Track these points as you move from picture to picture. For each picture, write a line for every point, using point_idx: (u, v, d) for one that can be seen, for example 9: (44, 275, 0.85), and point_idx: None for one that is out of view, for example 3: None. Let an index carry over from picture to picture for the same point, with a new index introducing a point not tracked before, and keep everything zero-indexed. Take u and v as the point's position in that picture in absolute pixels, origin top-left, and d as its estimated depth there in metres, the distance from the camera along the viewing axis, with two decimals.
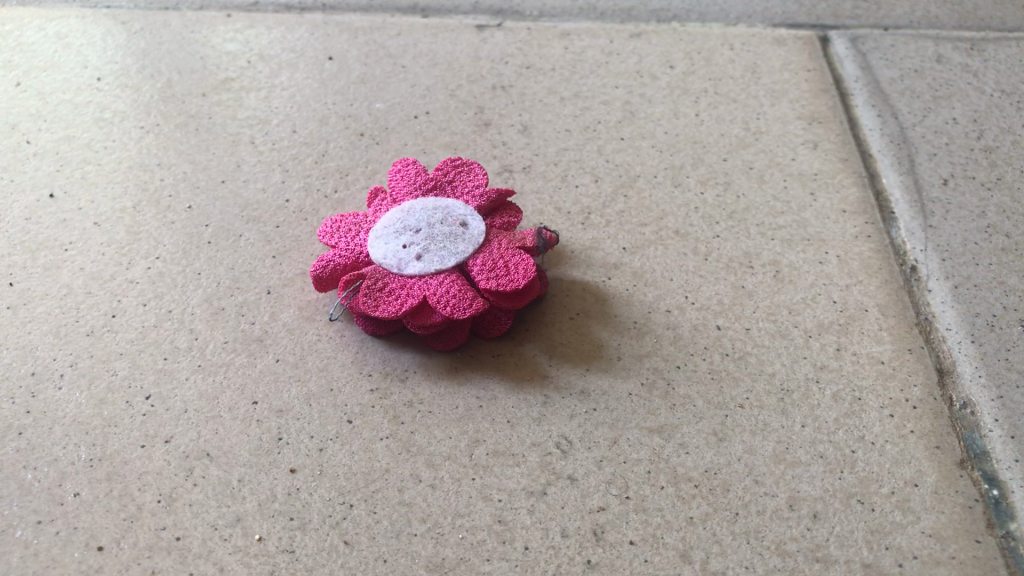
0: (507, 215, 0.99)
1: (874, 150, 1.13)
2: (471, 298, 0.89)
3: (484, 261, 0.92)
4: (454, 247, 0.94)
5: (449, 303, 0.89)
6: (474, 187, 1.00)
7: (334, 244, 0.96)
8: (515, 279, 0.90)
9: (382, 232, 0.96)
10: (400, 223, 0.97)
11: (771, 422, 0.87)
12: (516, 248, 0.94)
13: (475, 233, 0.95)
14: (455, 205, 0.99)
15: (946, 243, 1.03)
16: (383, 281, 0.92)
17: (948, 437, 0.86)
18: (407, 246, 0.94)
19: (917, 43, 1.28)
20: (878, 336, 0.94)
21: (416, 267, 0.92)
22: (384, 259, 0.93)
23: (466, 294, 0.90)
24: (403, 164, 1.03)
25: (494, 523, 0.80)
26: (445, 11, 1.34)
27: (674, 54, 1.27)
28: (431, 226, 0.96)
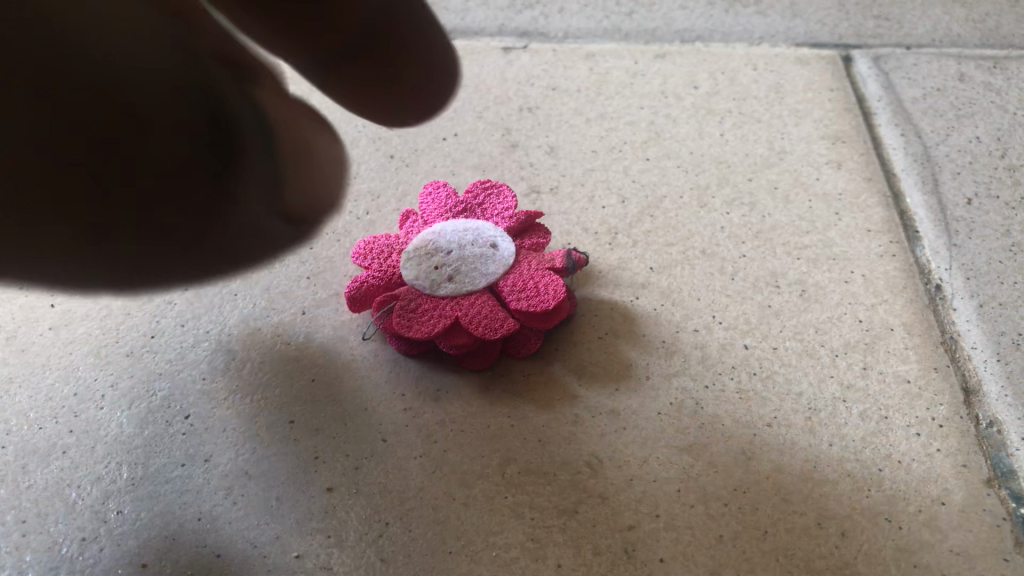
0: (535, 234, 1.01)
1: (898, 169, 1.14)
2: (501, 319, 0.92)
3: (514, 282, 0.95)
4: (484, 268, 0.96)
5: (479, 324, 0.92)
6: (503, 210, 1.02)
7: (365, 266, 0.98)
8: (545, 300, 0.93)
9: (413, 251, 0.98)
10: (431, 243, 0.99)
11: (798, 441, 0.89)
12: (545, 269, 0.96)
13: (506, 254, 0.97)
14: (486, 226, 1.01)
15: (970, 262, 1.03)
16: (416, 302, 0.94)
17: (975, 456, 0.87)
18: (439, 268, 0.96)
19: (940, 62, 1.29)
20: (904, 355, 0.95)
21: (447, 287, 0.94)
22: (417, 279, 0.95)
23: (495, 314, 0.92)
24: (433, 187, 1.05)
25: (527, 541, 0.82)
26: (472, 34, 1.36)
27: (698, 74, 1.28)
28: (461, 247, 0.98)
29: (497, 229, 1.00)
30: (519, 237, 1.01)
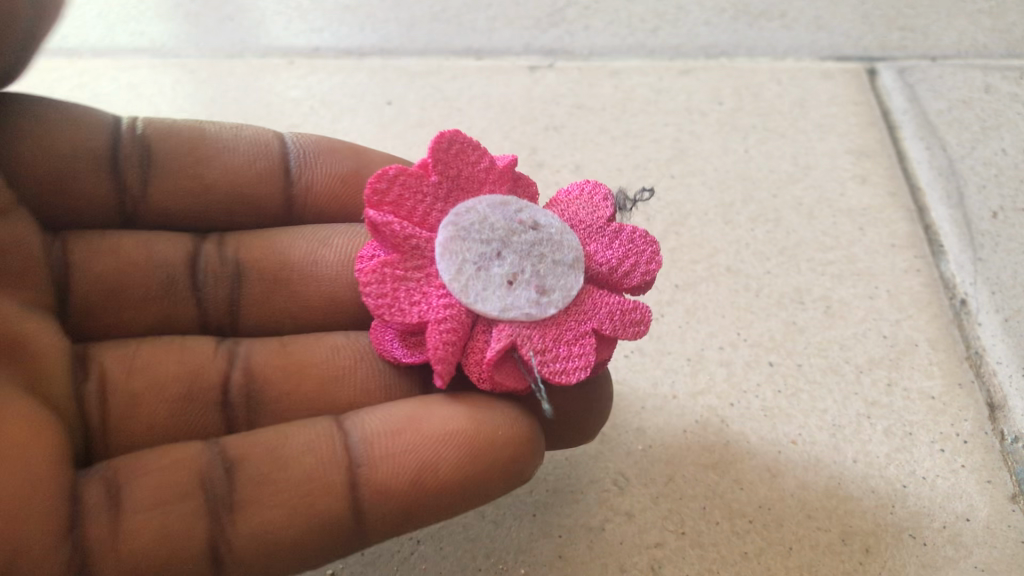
0: (596, 187, 0.82)
1: (923, 183, 1.14)
2: (580, 313, 0.75)
3: (598, 279, 0.77)
4: (553, 273, 0.76)
5: (562, 371, 0.72)
6: (580, 228, 0.79)
7: (377, 231, 0.76)
8: (639, 304, 0.76)
9: (449, 229, 0.77)
10: (472, 222, 0.77)
11: (823, 458, 0.90)
12: (626, 249, 0.78)
13: (566, 247, 0.77)
14: (476, 171, 0.80)
15: (996, 277, 1.03)
16: (469, 357, 0.74)
17: (1000, 472, 0.88)
18: (508, 278, 0.75)
19: (965, 74, 1.26)
20: (929, 371, 0.96)
21: (510, 325, 0.74)
22: (470, 301, 0.74)
23: (569, 303, 0.75)
24: (438, 151, 0.79)
25: (555, 559, 0.83)
26: (499, 53, 1.34)
27: (723, 90, 1.27)
28: (505, 228, 0.77)
29: (475, 153, 0.80)
30: (589, 215, 0.80)
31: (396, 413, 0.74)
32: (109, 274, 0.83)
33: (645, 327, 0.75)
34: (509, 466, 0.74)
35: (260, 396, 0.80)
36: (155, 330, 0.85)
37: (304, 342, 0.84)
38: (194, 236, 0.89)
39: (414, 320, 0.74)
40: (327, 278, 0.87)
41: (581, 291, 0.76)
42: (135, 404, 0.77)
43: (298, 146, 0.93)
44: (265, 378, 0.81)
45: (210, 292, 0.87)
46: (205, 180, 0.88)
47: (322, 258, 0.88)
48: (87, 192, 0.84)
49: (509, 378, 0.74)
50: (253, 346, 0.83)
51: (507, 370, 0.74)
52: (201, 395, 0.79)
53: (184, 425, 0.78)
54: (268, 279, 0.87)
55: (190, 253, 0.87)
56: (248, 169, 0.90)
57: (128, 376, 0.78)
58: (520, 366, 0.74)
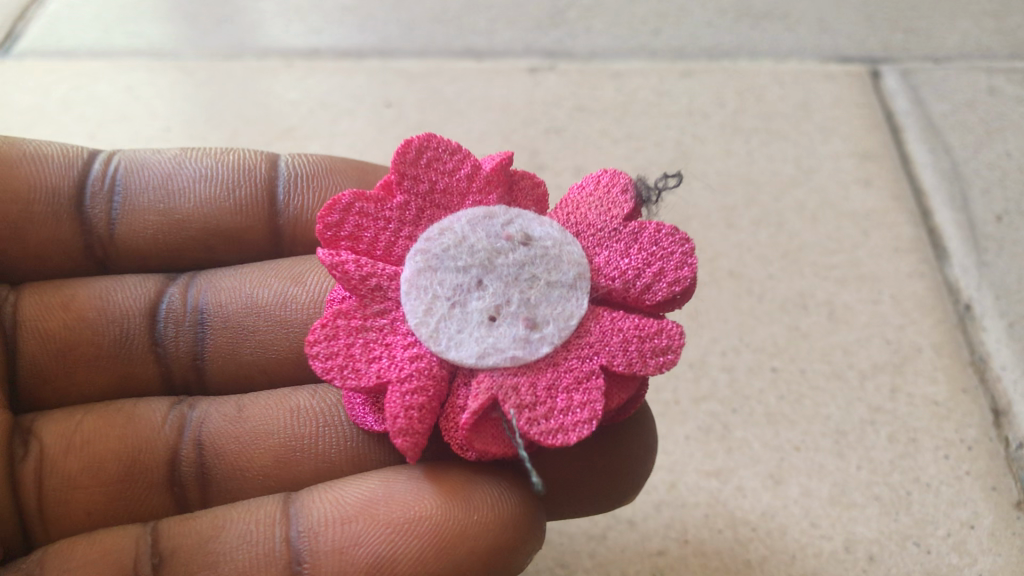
0: (614, 177, 0.71)
1: (927, 187, 1.13)
2: (583, 350, 0.64)
3: (614, 297, 0.67)
4: (546, 301, 0.65)
5: (557, 428, 0.62)
6: (589, 233, 0.68)
7: (333, 275, 0.67)
8: (665, 325, 0.65)
9: (418, 258, 0.67)
10: (445, 246, 0.67)
11: (827, 464, 0.90)
12: (649, 255, 0.67)
13: (563, 266, 0.66)
14: (453, 183, 0.70)
15: (1001, 281, 1.02)
16: (445, 420, 0.64)
17: (1005, 478, 0.88)
18: (490, 313, 0.65)
19: (969, 76, 1.24)
20: (933, 376, 0.96)
21: (491, 376, 0.64)
22: (440, 349, 0.65)
23: (567, 336, 0.65)
24: (404, 168, 0.70)
25: (557, 567, 0.84)
26: (499, 54, 1.32)
27: (726, 91, 1.26)
28: (486, 249, 0.67)
29: (452, 159, 0.71)
30: (601, 217, 0.69)
31: (359, 495, 0.66)
32: (60, 331, 0.81)
33: (674, 354, 0.64)
34: (485, 564, 0.63)
35: (212, 471, 0.75)
36: (117, 388, 0.82)
37: (261, 407, 0.76)
38: (165, 276, 0.87)
39: (373, 382, 0.64)
40: (297, 321, 0.82)
41: (586, 317, 0.66)
42: (77, 476, 0.73)
43: (290, 171, 0.91)
44: (218, 452, 0.75)
45: (174, 342, 0.83)
46: (178, 218, 0.87)
47: (295, 299, 0.83)
48: (52, 235, 0.85)
49: (491, 444, 0.63)
50: (209, 413, 0.77)
51: (487, 433, 0.63)
52: (146, 475, 0.75)
53: (126, 510, 0.74)
54: (233, 326, 0.82)
55: (156, 297, 0.84)
56: (224, 202, 0.88)
57: (66, 453, 0.74)
58: (501, 429, 0.64)
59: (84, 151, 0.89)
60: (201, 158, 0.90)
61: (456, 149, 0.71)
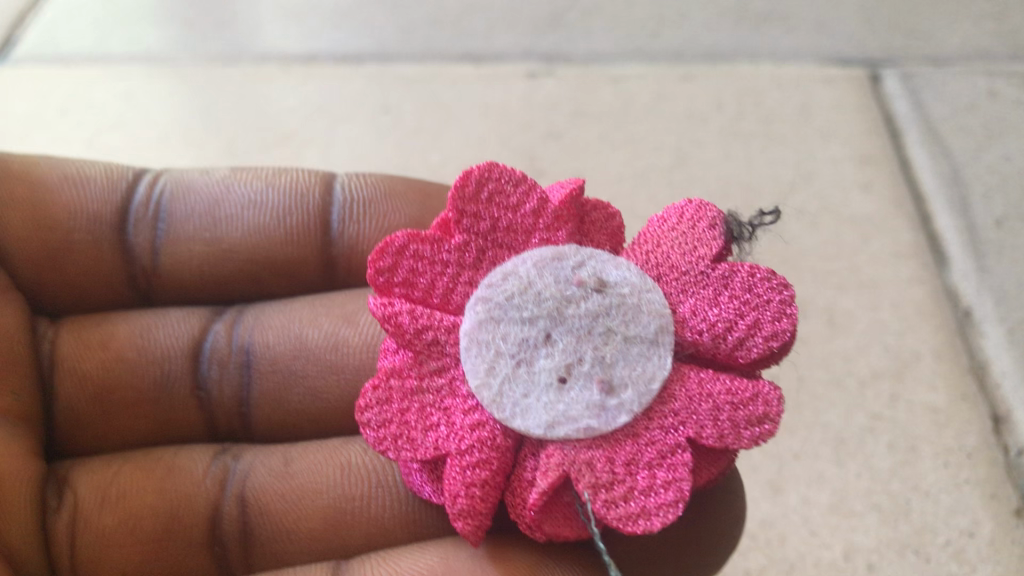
0: (700, 208, 0.64)
1: (927, 192, 1.12)
2: (668, 419, 0.60)
3: (700, 356, 0.62)
4: (623, 360, 0.60)
5: (637, 514, 0.58)
6: (671, 278, 0.63)
7: (384, 328, 0.64)
8: (760, 389, 0.59)
9: (479, 308, 0.63)
10: (509, 295, 0.62)
11: (826, 472, 0.91)
12: (738, 311, 0.61)
13: (640, 322, 0.61)
14: (516, 222, 0.65)
15: (1000, 286, 1.01)
16: (511, 496, 0.61)
17: (1005, 486, 0.88)
18: (558, 376, 0.60)
19: (969, 79, 1.23)
20: (932, 383, 0.96)
21: (562, 449, 0.60)
22: (504, 416, 0.61)
23: (647, 400, 0.60)
24: (462, 207, 0.65)
25: None
26: (497, 59, 1.31)
27: (724, 95, 1.26)
28: (555, 298, 0.62)
29: (517, 190, 0.65)
30: (686, 258, 0.63)
31: (418, 570, 0.65)
32: (97, 373, 0.81)
33: (771, 424, 0.59)
34: None
35: (256, 528, 0.75)
36: (159, 431, 0.82)
37: (311, 462, 0.78)
38: (212, 311, 0.88)
39: (429, 453, 0.62)
40: (348, 368, 0.82)
41: (671, 380, 0.61)
42: (113, 527, 0.74)
43: (346, 193, 0.90)
44: (262, 507, 0.76)
45: (219, 386, 0.84)
46: (223, 247, 0.87)
47: (345, 342, 0.83)
48: (93, 265, 0.84)
49: (562, 526, 0.60)
50: (254, 468, 0.78)
51: (557, 513, 0.60)
52: (185, 531, 0.75)
53: (163, 564, 0.74)
54: (280, 371, 0.83)
55: (200, 337, 0.85)
56: (272, 233, 0.87)
57: (100, 505, 0.75)
58: (572, 509, 0.61)
59: (129, 173, 0.89)
60: (249, 182, 0.90)
61: (520, 179, 0.65)
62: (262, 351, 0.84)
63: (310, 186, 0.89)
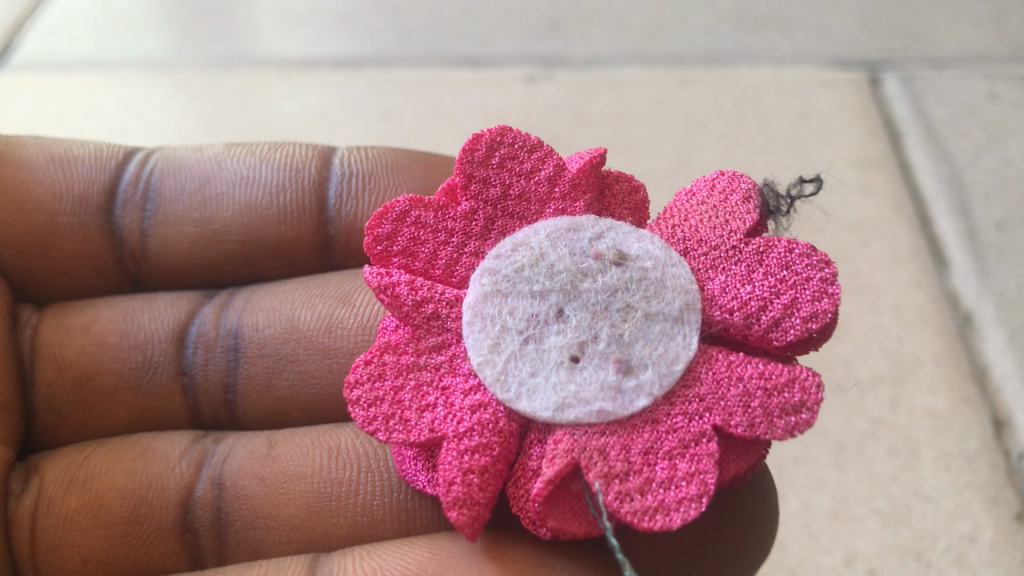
0: (733, 180, 0.62)
1: (928, 195, 1.12)
2: (692, 405, 0.56)
3: (729, 337, 0.58)
4: (640, 338, 0.57)
5: (655, 508, 0.53)
6: (701, 252, 0.60)
7: (380, 299, 0.60)
8: (795, 373, 0.55)
9: (486, 280, 0.60)
10: (519, 267, 0.59)
11: (826, 478, 0.91)
12: (772, 288, 0.57)
13: (657, 300, 0.58)
14: (527, 192, 0.62)
15: (1001, 291, 1.01)
16: (517, 488, 0.57)
17: (1006, 491, 0.88)
18: (571, 354, 0.57)
19: (968, 82, 1.23)
20: (932, 388, 0.96)
21: (571, 435, 0.56)
22: (509, 397, 0.57)
23: (666, 383, 0.56)
24: (472, 175, 0.62)
25: None
26: (496, 63, 1.31)
27: (724, 99, 1.26)
28: (569, 270, 0.59)
29: (531, 157, 0.63)
30: (716, 231, 0.60)
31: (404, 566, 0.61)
32: (77, 359, 0.79)
33: (808, 414, 0.55)
34: None
35: (231, 514, 0.71)
36: (141, 417, 0.80)
37: (296, 446, 0.74)
38: (201, 294, 0.85)
39: (424, 435, 0.57)
40: (341, 350, 0.78)
41: (695, 362, 0.57)
42: (79, 510, 0.72)
43: (347, 169, 0.88)
44: (239, 494, 0.72)
45: (204, 372, 0.81)
46: (213, 227, 0.85)
47: (340, 325, 0.79)
48: (77, 247, 0.83)
49: (569, 521, 0.55)
50: (233, 455, 0.74)
51: (565, 506, 0.56)
52: (154, 519, 0.72)
53: (130, 552, 0.71)
54: (270, 355, 0.80)
55: (186, 321, 0.83)
56: (266, 212, 0.85)
57: (67, 487, 0.73)
58: (582, 503, 0.56)
59: (120, 151, 0.88)
60: (243, 160, 0.88)
61: (534, 145, 0.63)
62: (251, 335, 0.81)
63: (307, 165, 0.88)
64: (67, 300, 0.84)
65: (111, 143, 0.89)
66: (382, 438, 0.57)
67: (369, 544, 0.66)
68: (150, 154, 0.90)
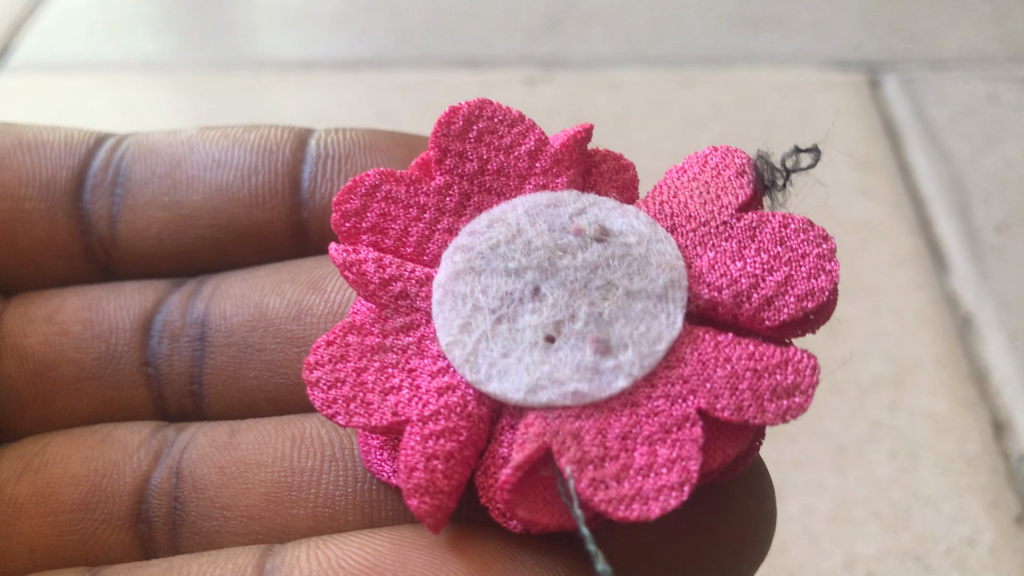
0: (727, 155, 0.58)
1: (928, 196, 1.12)
2: (675, 387, 0.51)
3: (718, 318, 0.54)
4: (620, 317, 0.53)
5: (632, 496, 0.49)
6: (689, 228, 0.56)
7: (345, 277, 0.56)
8: (785, 355, 0.51)
9: (459, 257, 0.56)
10: (494, 243, 0.55)
11: (825, 481, 0.91)
12: (764, 265, 0.54)
13: (641, 277, 0.54)
14: (507, 168, 0.58)
15: (1002, 292, 1.01)
16: (485, 476, 0.53)
17: (1006, 493, 0.88)
18: (544, 334, 0.53)
19: (968, 83, 1.23)
20: (933, 390, 0.95)
21: (543, 418, 0.51)
22: (478, 379, 0.53)
23: (648, 363, 0.52)
24: (448, 148, 0.58)
25: None
26: (495, 65, 1.31)
27: (723, 100, 1.25)
28: (547, 246, 0.55)
29: (512, 131, 0.59)
30: (706, 207, 0.56)
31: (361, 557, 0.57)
32: (39, 348, 0.77)
33: (801, 398, 0.51)
34: None
35: (187, 504, 0.67)
36: (103, 408, 0.76)
37: (257, 434, 0.70)
38: (170, 283, 0.83)
39: (386, 419, 0.53)
40: (311, 339, 0.75)
41: (678, 341, 0.53)
42: (29, 497, 0.68)
43: (321, 150, 0.85)
44: (197, 484, 0.68)
45: (169, 362, 0.78)
46: (183, 211, 0.83)
47: (310, 311, 0.76)
48: (45, 235, 0.81)
49: (541, 511, 0.51)
50: (193, 444, 0.71)
51: (536, 496, 0.51)
52: (105, 508, 0.68)
53: (78, 542, 0.67)
54: (236, 343, 0.77)
55: (152, 309, 0.80)
56: (236, 196, 0.83)
57: (20, 474, 0.70)
58: (554, 492, 0.52)
59: (92, 137, 0.87)
60: (215, 143, 0.86)
61: (515, 119, 0.59)
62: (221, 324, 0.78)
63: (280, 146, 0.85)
64: (36, 291, 0.82)
65: (83, 130, 0.88)
66: (341, 422, 0.53)
67: (325, 536, 0.61)
68: (123, 139, 0.88)
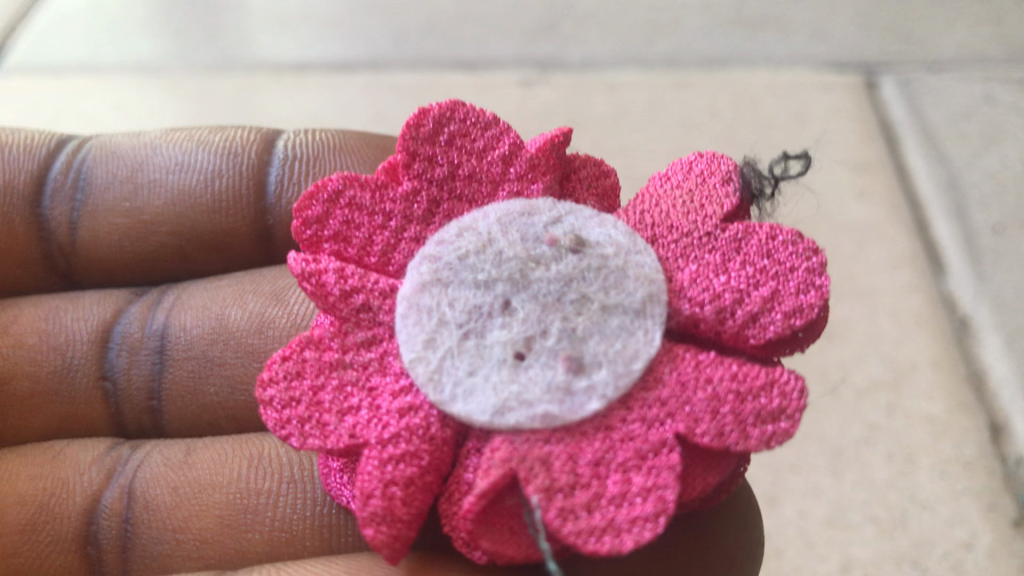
0: (712, 162, 0.55)
1: (925, 197, 1.11)
2: (651, 409, 0.47)
3: (699, 334, 0.51)
4: (597, 333, 0.48)
5: (603, 527, 0.45)
6: (671, 239, 0.52)
7: (304, 288, 0.51)
8: (772, 376, 0.48)
9: (425, 268, 0.51)
10: (463, 253, 0.51)
11: (821, 485, 0.91)
12: (749, 280, 0.50)
13: (622, 289, 0.49)
14: (480, 172, 0.54)
15: (999, 294, 1.00)
16: (449, 504, 0.49)
17: (1003, 497, 0.87)
18: (515, 351, 0.48)
19: (965, 84, 1.22)
20: (929, 393, 0.95)
21: (510, 442, 0.47)
22: (443, 399, 0.48)
23: (623, 384, 0.48)
24: (417, 151, 0.54)
25: None
26: (490, 66, 1.30)
27: (720, 102, 1.25)
28: (519, 257, 0.50)
29: (485, 134, 0.55)
30: (690, 217, 0.53)
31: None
32: None
33: (787, 423, 0.47)
34: None
35: (139, 527, 0.64)
36: (60, 425, 0.72)
37: (214, 453, 0.66)
38: (132, 294, 0.79)
39: (343, 442, 0.49)
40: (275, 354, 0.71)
41: (656, 360, 0.49)
42: None
43: (289, 154, 0.80)
44: (149, 506, 0.64)
45: (127, 377, 0.74)
46: (145, 218, 0.79)
47: (274, 324, 0.72)
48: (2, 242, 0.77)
49: (507, 542, 0.47)
50: (145, 463, 0.67)
51: (502, 525, 0.47)
52: (53, 529, 0.64)
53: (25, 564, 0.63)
54: (196, 358, 0.73)
55: (111, 320, 0.76)
56: (200, 200, 0.78)
57: None
58: (521, 522, 0.47)
59: (52, 140, 0.82)
60: (179, 144, 0.81)
61: (489, 121, 0.55)
62: (181, 336, 0.74)
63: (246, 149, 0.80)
64: None
65: (44, 132, 0.83)
66: (293, 444, 0.49)
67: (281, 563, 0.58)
68: (85, 142, 0.83)
